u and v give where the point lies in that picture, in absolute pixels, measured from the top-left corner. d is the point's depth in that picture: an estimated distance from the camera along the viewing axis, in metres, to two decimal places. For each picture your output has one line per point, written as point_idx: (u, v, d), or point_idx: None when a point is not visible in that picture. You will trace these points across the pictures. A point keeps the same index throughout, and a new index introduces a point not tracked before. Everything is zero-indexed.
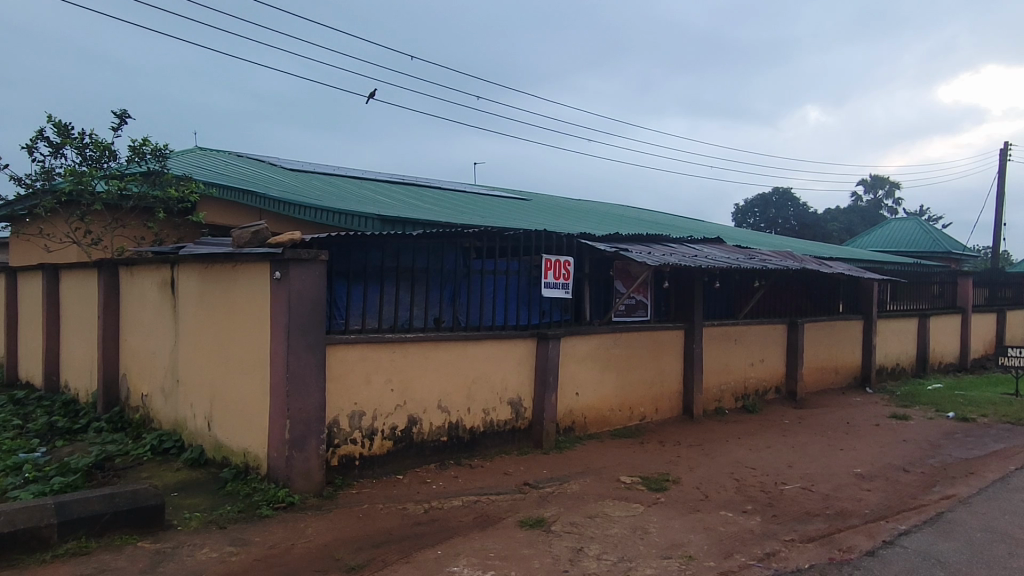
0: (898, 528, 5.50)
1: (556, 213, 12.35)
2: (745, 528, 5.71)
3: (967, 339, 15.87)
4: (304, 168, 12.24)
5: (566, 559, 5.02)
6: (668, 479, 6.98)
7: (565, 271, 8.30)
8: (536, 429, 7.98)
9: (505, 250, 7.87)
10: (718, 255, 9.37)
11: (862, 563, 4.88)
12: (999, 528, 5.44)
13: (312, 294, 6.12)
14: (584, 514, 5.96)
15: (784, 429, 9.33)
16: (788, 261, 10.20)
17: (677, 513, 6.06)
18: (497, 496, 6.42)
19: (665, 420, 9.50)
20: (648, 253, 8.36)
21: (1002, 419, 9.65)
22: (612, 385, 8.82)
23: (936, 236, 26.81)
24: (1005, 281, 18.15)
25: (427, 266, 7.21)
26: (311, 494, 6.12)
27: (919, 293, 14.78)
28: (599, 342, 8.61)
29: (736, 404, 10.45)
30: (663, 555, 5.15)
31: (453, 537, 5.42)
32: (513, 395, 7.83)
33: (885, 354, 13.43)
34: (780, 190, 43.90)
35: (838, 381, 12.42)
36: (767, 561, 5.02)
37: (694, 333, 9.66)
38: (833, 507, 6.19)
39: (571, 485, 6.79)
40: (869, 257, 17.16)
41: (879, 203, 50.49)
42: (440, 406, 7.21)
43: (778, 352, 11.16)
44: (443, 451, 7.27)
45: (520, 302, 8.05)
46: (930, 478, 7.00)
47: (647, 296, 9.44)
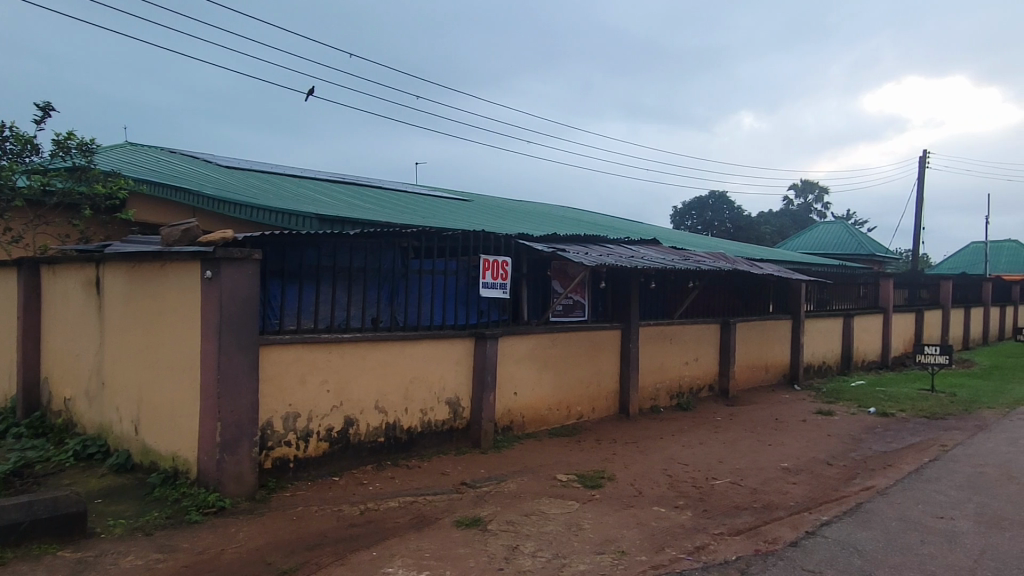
0: (820, 519, 5.72)
1: (497, 213, 12.40)
2: (676, 523, 5.85)
3: (889, 338, 16.60)
4: (239, 165, 11.96)
5: (501, 558, 5.04)
6: (603, 476, 7.09)
7: (504, 271, 8.32)
8: (474, 429, 7.99)
9: (443, 249, 7.86)
10: (654, 256, 9.57)
11: (786, 553, 5.06)
12: (912, 516, 5.71)
13: (244, 294, 5.99)
14: (520, 513, 6.00)
15: (716, 425, 9.58)
16: (720, 262, 10.48)
17: (611, 510, 6.16)
18: (434, 497, 6.40)
19: (602, 418, 9.64)
20: (585, 254, 8.49)
21: (919, 413, 10.13)
22: (550, 384, 8.90)
23: (861, 240, 27.95)
24: (923, 283, 19.08)
25: (364, 265, 7.15)
26: (243, 498, 5.99)
27: (845, 293, 15.39)
28: (537, 341, 8.68)
29: (671, 402, 10.69)
30: (596, 551, 5.24)
31: (389, 539, 5.39)
32: (451, 395, 7.82)
33: (812, 352, 13.93)
34: (717, 194, 45.16)
35: (768, 379, 12.83)
36: (696, 554, 5.15)
37: (630, 332, 9.84)
38: (760, 500, 6.39)
39: (508, 484, 6.83)
40: (799, 259, 17.79)
41: (809, 207, 52.37)
42: (378, 407, 7.15)
43: (711, 351, 11.45)
44: (380, 452, 7.21)
45: (458, 302, 8.05)
46: (851, 470, 7.31)
47: (585, 296, 9.57)
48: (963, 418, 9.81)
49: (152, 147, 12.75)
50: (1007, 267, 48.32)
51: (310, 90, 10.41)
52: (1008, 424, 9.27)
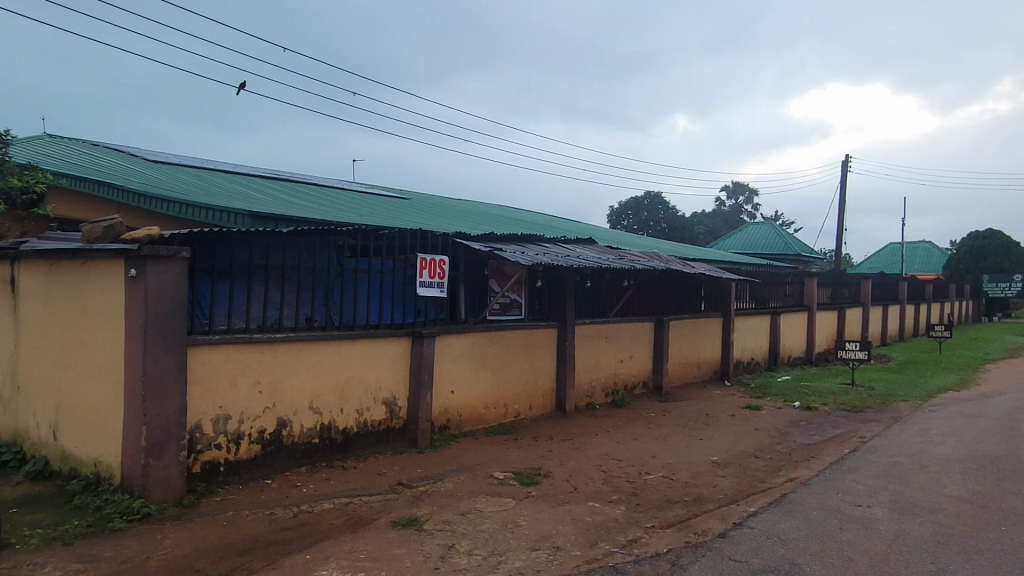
0: (746, 510, 5.92)
1: (435, 212, 12.35)
2: (609, 518, 5.96)
3: (813, 335, 17.27)
4: (167, 160, 11.56)
5: (436, 557, 5.04)
6: (540, 473, 7.16)
7: (441, 270, 8.31)
8: (411, 428, 7.95)
9: (380, 248, 7.80)
10: (589, 255, 9.71)
11: (714, 544, 5.22)
12: (832, 505, 5.97)
13: (171, 293, 5.81)
14: (456, 512, 6.00)
15: (650, 421, 9.79)
16: (654, 261, 10.71)
17: (547, 507, 6.23)
18: (369, 498, 6.35)
19: (539, 416, 9.73)
20: (522, 253, 8.56)
21: (840, 407, 10.58)
22: (487, 382, 8.93)
23: (788, 240, 29.00)
24: (844, 282, 19.93)
25: (298, 264, 7.03)
26: (170, 504, 5.81)
27: (773, 292, 15.93)
28: (474, 340, 8.69)
29: (607, 399, 10.86)
30: (531, 547, 5.29)
31: (322, 541, 5.32)
32: (387, 394, 7.76)
33: (742, 349, 14.38)
34: (652, 194, 46.10)
35: (700, 375, 13.18)
36: (629, 548, 5.27)
37: (567, 331, 9.96)
38: (691, 493, 6.57)
39: (445, 483, 6.83)
40: (729, 258, 18.33)
41: (739, 208, 53.99)
42: (312, 407, 7.04)
43: (645, 348, 11.68)
44: (315, 453, 7.10)
45: (395, 301, 7.99)
46: (777, 463, 7.59)
47: (522, 295, 9.63)
48: (880, 411, 10.31)
49: (74, 139, 12.22)
50: (921, 267, 51.04)
51: (241, 84, 10.14)
52: (921, 416, 9.77)
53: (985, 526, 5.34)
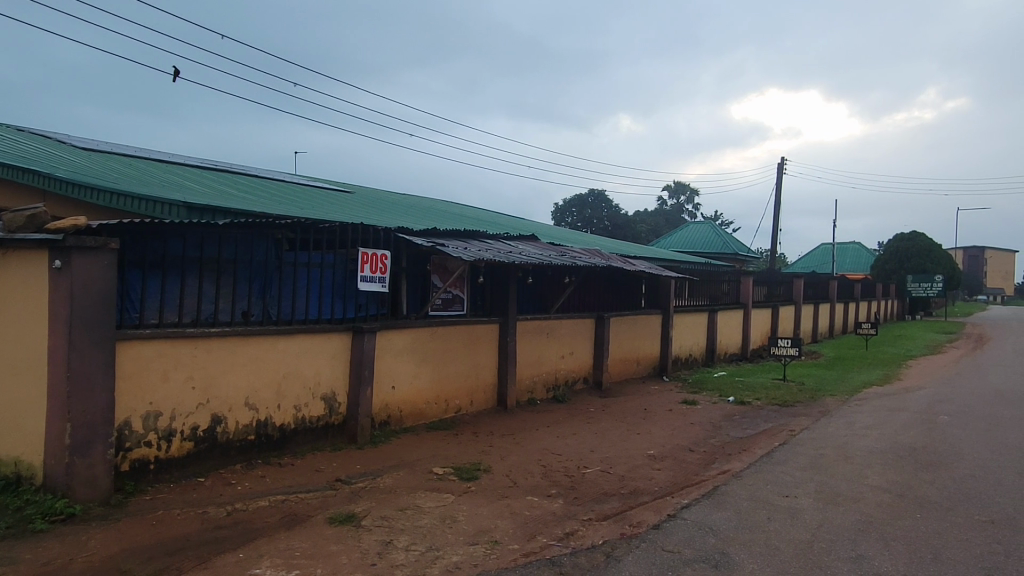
0: (680, 502, 6.07)
1: (379, 206, 12.24)
2: (547, 512, 6.02)
3: (748, 331, 17.77)
4: (98, 148, 11.15)
5: (374, 553, 5.01)
6: (479, 468, 7.18)
7: (382, 265, 8.25)
8: (350, 424, 7.86)
9: (320, 241, 7.68)
10: (531, 252, 9.77)
11: (649, 536, 5.33)
12: (761, 496, 6.18)
13: (98, 286, 5.61)
14: (395, 507, 5.98)
15: (590, 416, 9.93)
16: (595, 258, 10.84)
17: (485, 502, 6.26)
18: (307, 495, 6.26)
19: (480, 411, 9.75)
20: (464, 249, 8.56)
21: (772, 401, 10.93)
22: (428, 378, 8.89)
23: (726, 239, 29.75)
24: (779, 280, 20.57)
25: (234, 257, 6.88)
26: (96, 504, 5.62)
27: (710, 290, 16.30)
28: (416, 336, 8.64)
29: (547, 394, 10.95)
30: (469, 541, 5.31)
31: (257, 539, 5.23)
32: (326, 390, 7.66)
33: (680, 345, 14.71)
34: (596, 192, 46.66)
35: (639, 370, 13.42)
36: (566, 540, 5.34)
37: (509, 327, 9.99)
38: (627, 486, 6.70)
39: (384, 479, 6.79)
40: (670, 257, 18.72)
41: (680, 208, 55.15)
42: (248, 404, 6.90)
43: (586, 345, 11.82)
44: (250, 450, 6.96)
45: (335, 296, 7.90)
46: (710, 456, 7.80)
47: (463, 291, 9.64)
48: (809, 405, 10.70)
49: None
50: (851, 266, 53.15)
51: (177, 71, 9.83)
52: (847, 410, 10.17)
53: (902, 514, 5.60)
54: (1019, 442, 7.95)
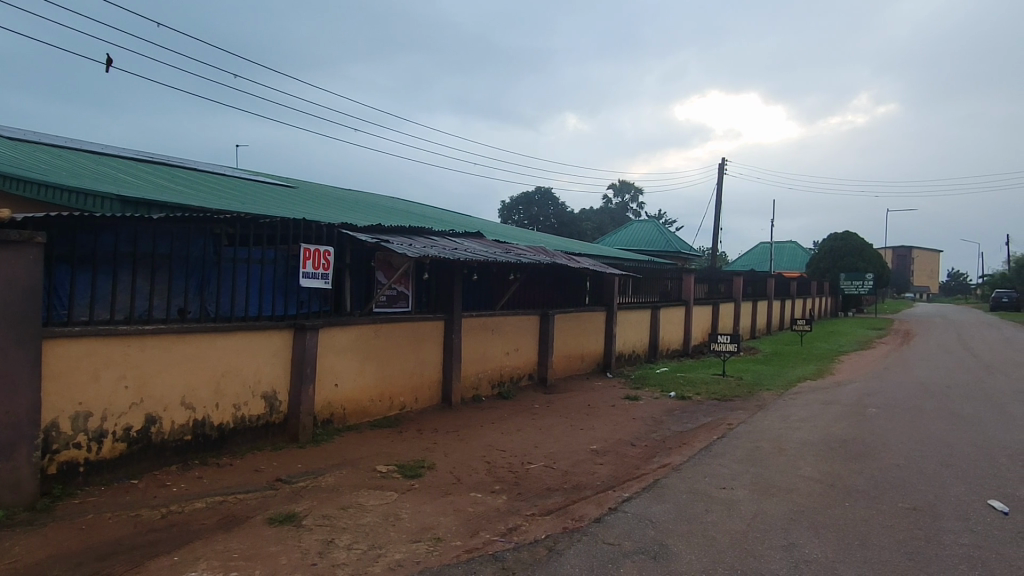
0: (621, 496, 6.17)
1: (323, 202, 12.07)
2: (490, 508, 6.04)
3: (690, 328, 18.16)
4: (25, 137, 10.69)
5: (314, 553, 4.95)
6: (423, 466, 7.16)
7: (325, 262, 8.12)
8: (292, 422, 7.74)
9: (260, 237, 7.53)
10: (477, 249, 9.78)
11: (590, 529, 5.41)
12: (699, 488, 6.33)
13: (22, 282, 5.38)
14: (337, 506, 5.91)
15: (534, 412, 10.01)
16: (540, 255, 10.92)
17: (429, 499, 6.24)
18: (245, 495, 6.13)
19: (424, 408, 9.70)
20: (409, 245, 8.52)
21: (712, 396, 11.20)
22: (372, 375, 8.81)
23: (669, 238, 30.33)
24: (720, 278, 21.08)
25: (170, 252, 6.69)
26: (20, 509, 5.39)
27: (654, 287, 16.59)
28: (359, 333, 8.55)
29: (492, 391, 10.99)
30: (412, 539, 5.29)
31: (193, 541, 5.10)
32: (267, 388, 7.51)
33: (624, 342, 14.93)
34: (543, 190, 47.00)
35: (584, 367, 13.57)
36: (509, 536, 5.37)
37: (453, 324, 9.98)
38: (570, 481, 6.78)
39: (326, 478, 6.71)
40: (615, 254, 18.98)
41: (625, 206, 55.99)
42: (184, 403, 6.72)
43: (531, 341, 11.89)
44: (186, 451, 6.78)
45: (276, 292, 7.75)
46: (651, 450, 7.95)
47: (408, 287, 9.59)
48: (747, 399, 11.00)
49: None
50: (788, 265, 54.85)
51: (110, 60, 9.49)
52: (782, 404, 10.49)
53: (832, 503, 5.82)
54: (941, 432, 8.34)
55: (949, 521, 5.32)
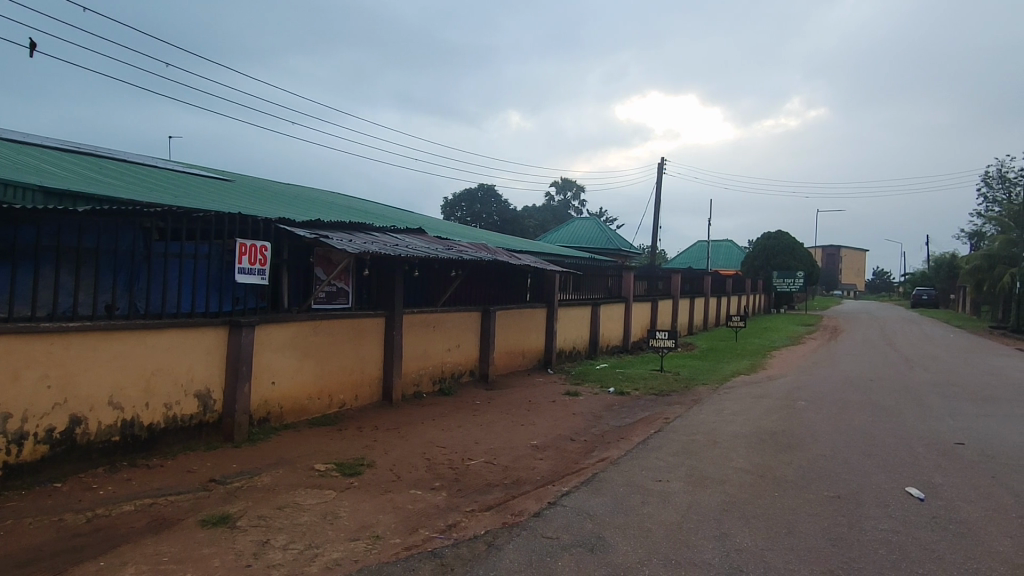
0: (560, 490, 6.24)
1: (261, 196, 11.79)
2: (430, 504, 6.03)
3: (629, 324, 18.46)
4: None
5: (249, 554, 4.85)
6: (362, 463, 7.09)
7: (261, 257, 7.94)
8: (226, 422, 7.55)
9: (193, 231, 7.31)
10: (418, 245, 9.73)
11: (529, 524, 5.46)
12: (636, 481, 6.46)
13: None
14: (273, 506, 5.80)
15: (475, 408, 10.03)
16: (482, 252, 10.93)
17: (368, 496, 6.19)
18: (177, 497, 5.96)
19: (365, 406, 9.61)
20: (349, 241, 8.41)
21: (649, 392, 11.42)
22: (311, 372, 8.66)
23: (610, 235, 30.77)
24: (658, 275, 21.51)
25: (97, 246, 6.45)
26: None
27: (594, 284, 16.81)
28: (298, 330, 8.41)
29: (433, 387, 10.94)
30: (350, 537, 5.24)
31: (121, 546, 4.93)
32: (200, 387, 7.30)
33: (564, 338, 15.08)
34: (486, 186, 46.83)
35: (525, 363, 13.65)
36: (448, 532, 5.37)
37: (395, 320, 9.90)
38: (510, 476, 6.83)
39: (261, 477, 6.57)
40: (557, 251, 19.15)
41: (567, 203, 56.50)
42: (112, 403, 6.48)
43: (472, 338, 11.89)
44: (114, 452, 6.55)
45: (211, 288, 7.54)
46: (590, 445, 8.07)
47: (348, 283, 9.47)
48: (683, 394, 11.27)
49: None
50: (724, 262, 56.31)
51: (33, 44, 9.05)
52: (717, 398, 10.78)
53: (761, 492, 6.03)
54: (863, 423, 8.72)
55: (871, 508, 5.57)
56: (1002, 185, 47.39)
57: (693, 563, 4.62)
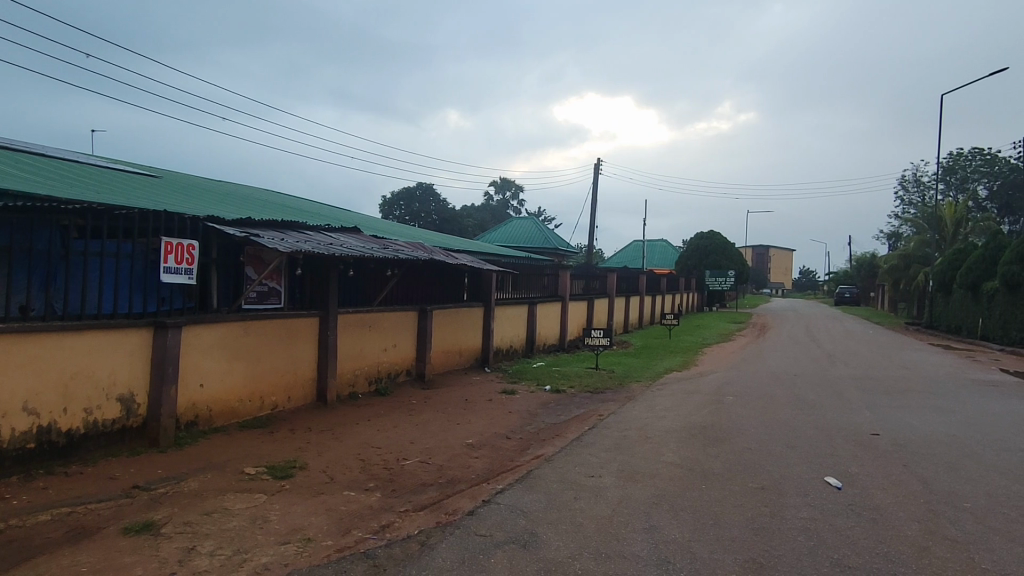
0: (495, 488, 6.28)
1: (190, 193, 11.44)
2: (363, 505, 5.98)
3: (565, 322, 18.66)
4: None
5: (173, 561, 4.72)
6: (294, 466, 6.98)
7: (189, 256, 7.71)
8: (151, 426, 7.30)
9: (115, 229, 7.06)
10: (353, 244, 9.62)
11: (463, 522, 5.47)
12: (569, 477, 6.55)
13: None
14: (200, 512, 5.65)
15: (411, 408, 9.99)
16: (418, 252, 10.87)
17: (300, 499, 6.10)
18: (98, 505, 5.75)
19: (298, 407, 9.44)
20: (281, 240, 8.24)
21: (585, 389, 11.58)
22: (241, 374, 8.46)
23: (547, 235, 31.03)
24: (595, 274, 21.82)
25: (9, 244, 6.17)
26: None
27: (531, 283, 16.93)
28: (227, 331, 8.20)
29: (369, 388, 10.83)
30: (280, 541, 5.15)
31: (36, 557, 4.73)
32: (123, 390, 7.05)
33: (501, 337, 15.14)
34: (425, 185, 46.66)
35: (462, 362, 13.65)
36: (381, 533, 5.34)
37: (329, 320, 9.76)
38: (445, 475, 6.83)
39: (188, 483, 6.39)
40: (495, 251, 19.20)
41: (506, 203, 56.68)
42: (27, 408, 6.20)
43: (409, 337, 11.82)
44: (29, 459, 6.27)
45: (134, 288, 7.28)
46: (525, 442, 8.14)
47: (281, 283, 9.30)
48: (617, 391, 11.47)
49: None
50: (659, 262, 57.48)
51: None
52: (650, 394, 11.02)
53: (689, 485, 6.20)
54: (787, 417, 9.04)
55: (791, 497, 5.80)
56: (919, 189, 49.75)
57: (622, 556, 4.72)
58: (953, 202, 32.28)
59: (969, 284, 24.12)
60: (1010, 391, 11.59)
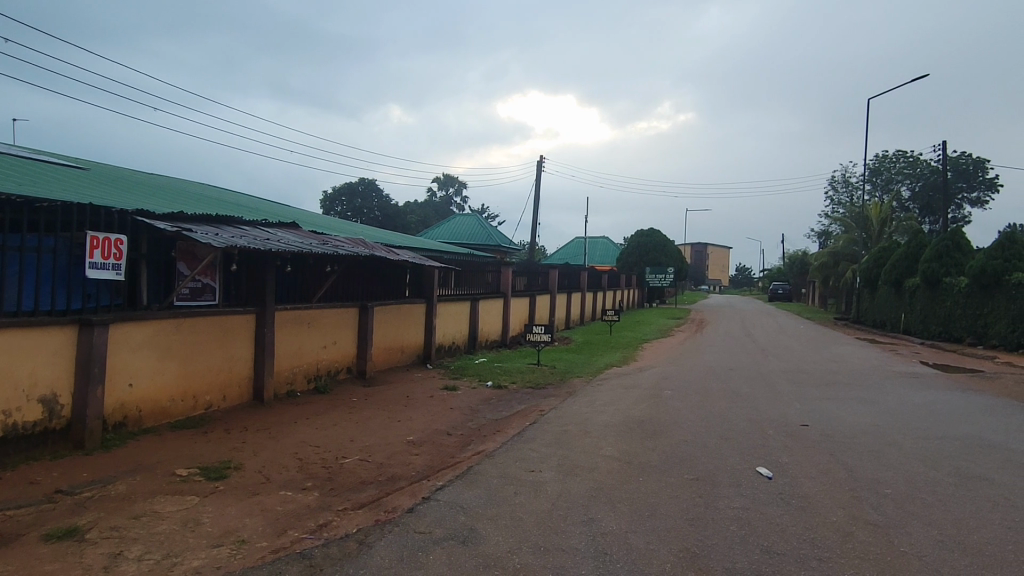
0: (435, 485, 6.25)
1: (121, 186, 11.04)
2: (300, 505, 5.87)
3: (508, 319, 18.71)
4: None
5: (98, 568, 4.54)
6: (229, 467, 6.80)
7: (116, 250, 7.42)
8: (76, 429, 7.00)
9: (36, 222, 6.75)
10: (291, 240, 9.41)
11: (402, 520, 5.43)
12: (509, 472, 6.58)
13: None
14: (127, 516, 5.45)
15: (351, 406, 9.85)
16: (358, 247, 10.73)
17: (234, 500, 5.95)
18: (16, 511, 5.48)
19: (233, 407, 9.21)
20: (215, 235, 7.99)
21: (526, 385, 11.64)
22: (173, 373, 8.20)
23: (490, 232, 31.06)
24: (537, 271, 21.96)
25: None
26: None
27: (474, 280, 16.92)
28: (158, 329, 7.93)
29: (308, 385, 10.64)
30: (213, 544, 5.01)
31: None
32: (46, 391, 6.75)
33: (443, 334, 15.08)
34: (366, 181, 46.03)
35: (404, 359, 13.54)
36: (318, 532, 5.26)
37: (266, 317, 9.54)
38: (384, 473, 6.76)
39: (115, 486, 6.15)
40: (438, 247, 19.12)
41: (449, 200, 56.42)
42: None
43: (349, 334, 11.66)
44: None
45: (57, 284, 6.97)
46: (466, 439, 8.13)
47: (215, 279, 9.04)
48: (558, 386, 11.57)
49: None
50: (601, 260, 58.09)
51: None
52: (590, 389, 11.15)
53: (628, 478, 6.30)
54: (722, 410, 9.27)
55: (725, 488, 5.95)
56: (847, 189, 51.70)
57: (561, 549, 4.76)
58: (878, 202, 33.64)
59: (893, 281, 25.23)
60: (928, 382, 12.15)
